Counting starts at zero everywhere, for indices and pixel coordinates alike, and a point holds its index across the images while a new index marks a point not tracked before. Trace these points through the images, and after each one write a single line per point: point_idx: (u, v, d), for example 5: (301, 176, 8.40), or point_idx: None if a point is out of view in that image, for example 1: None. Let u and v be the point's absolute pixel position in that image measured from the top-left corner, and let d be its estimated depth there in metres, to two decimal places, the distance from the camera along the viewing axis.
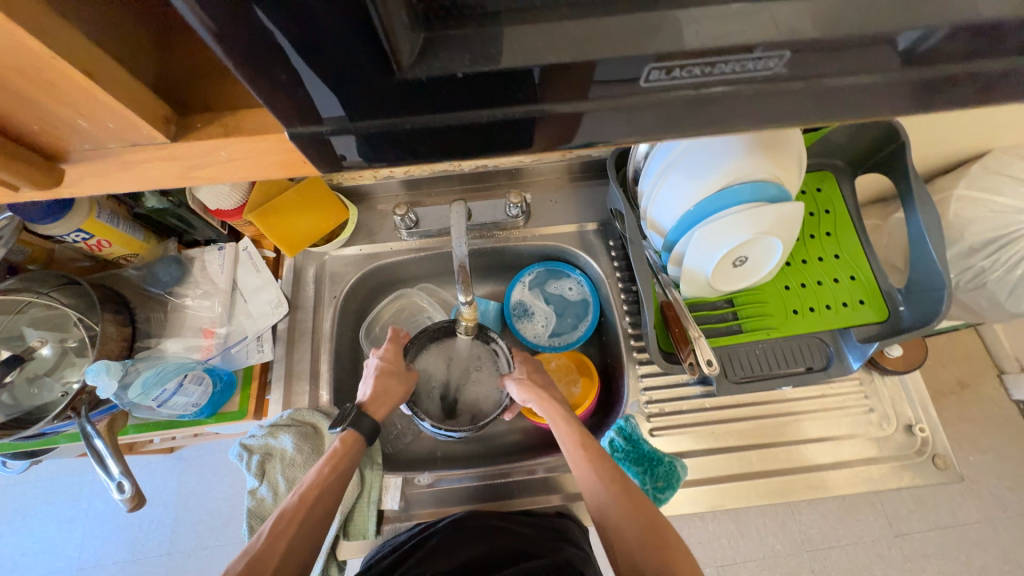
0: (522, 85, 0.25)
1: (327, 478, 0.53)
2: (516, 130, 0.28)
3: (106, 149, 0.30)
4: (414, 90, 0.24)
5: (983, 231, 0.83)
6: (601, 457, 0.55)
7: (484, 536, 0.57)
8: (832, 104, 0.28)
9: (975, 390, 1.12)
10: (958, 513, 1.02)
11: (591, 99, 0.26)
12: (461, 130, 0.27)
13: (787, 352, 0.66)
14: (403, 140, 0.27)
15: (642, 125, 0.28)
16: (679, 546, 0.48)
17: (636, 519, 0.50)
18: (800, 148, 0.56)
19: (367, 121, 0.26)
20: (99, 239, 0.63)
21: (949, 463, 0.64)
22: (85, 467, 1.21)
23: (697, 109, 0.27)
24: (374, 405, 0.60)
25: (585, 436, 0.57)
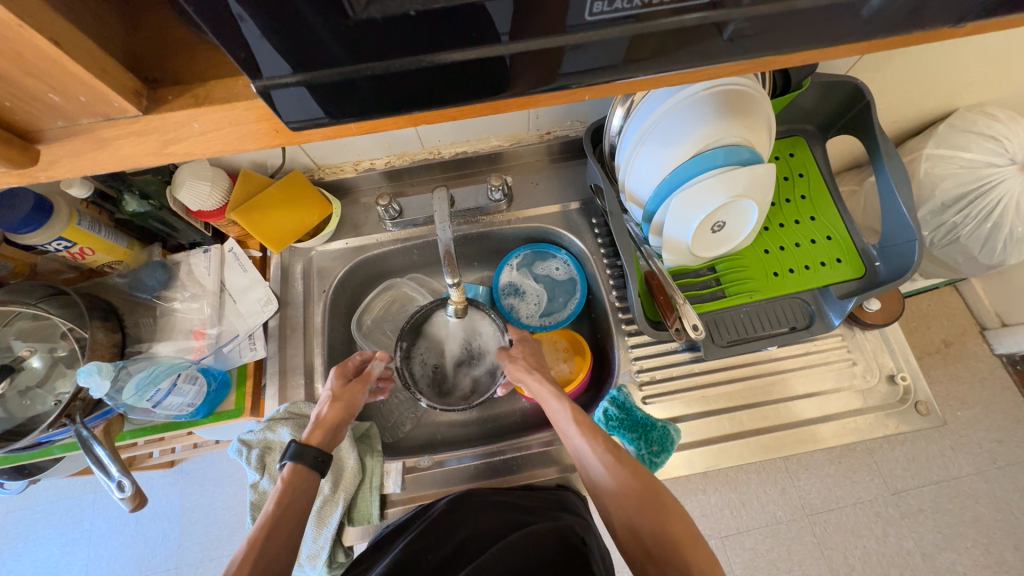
0: (480, 22, 0.24)
1: (279, 512, 0.50)
2: (483, 75, 0.27)
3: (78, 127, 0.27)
4: (369, 35, 0.23)
5: (953, 188, 0.85)
6: (596, 434, 0.55)
7: (482, 511, 0.57)
8: (800, 36, 0.28)
9: (959, 348, 1.16)
10: (950, 467, 1.05)
11: (554, 39, 0.26)
12: (422, 77, 0.26)
13: (770, 314, 0.68)
14: (360, 90, 0.26)
15: (606, 71, 0.29)
16: (678, 513, 0.50)
17: (634, 491, 0.51)
18: (769, 111, 0.57)
19: (320, 73, 0.24)
20: (81, 247, 0.63)
21: (932, 408, 0.66)
22: (86, 487, 1.21)
23: (662, 48, 0.27)
24: (317, 430, 0.58)
25: (579, 413, 0.58)
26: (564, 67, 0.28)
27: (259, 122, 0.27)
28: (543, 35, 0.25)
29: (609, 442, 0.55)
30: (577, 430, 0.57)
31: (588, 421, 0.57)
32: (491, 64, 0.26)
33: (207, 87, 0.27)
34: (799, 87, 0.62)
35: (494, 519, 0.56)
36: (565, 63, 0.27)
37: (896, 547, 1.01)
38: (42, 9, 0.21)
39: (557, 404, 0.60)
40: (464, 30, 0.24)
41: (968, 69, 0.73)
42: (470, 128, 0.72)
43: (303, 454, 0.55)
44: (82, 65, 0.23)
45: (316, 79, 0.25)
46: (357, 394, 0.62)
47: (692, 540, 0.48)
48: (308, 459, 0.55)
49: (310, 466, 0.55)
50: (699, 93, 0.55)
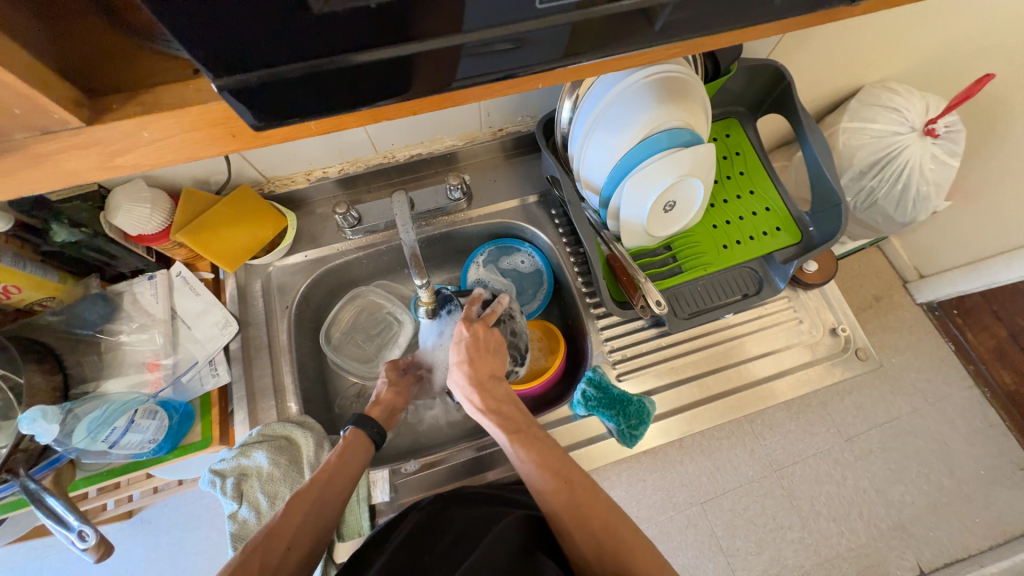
0: (417, 19, 0.24)
1: (335, 468, 0.57)
2: (419, 70, 0.27)
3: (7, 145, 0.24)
4: (307, 35, 0.23)
5: (868, 156, 0.95)
6: (547, 470, 0.54)
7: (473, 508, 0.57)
8: (735, 14, 0.31)
9: (887, 301, 1.29)
10: (891, 409, 1.16)
11: (498, 29, 0.26)
12: (360, 75, 0.26)
13: (724, 284, 0.73)
14: (298, 91, 0.26)
15: (552, 56, 0.30)
16: (635, 542, 0.50)
17: (589, 526, 0.51)
18: (703, 95, 0.61)
19: (250, 77, 0.24)
20: (5, 285, 0.57)
21: (870, 353, 0.73)
22: (31, 555, 1.09)
23: (609, 30, 0.29)
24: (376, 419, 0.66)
25: (527, 447, 0.57)
26: (521, 54, 0.28)
27: (213, 128, 0.26)
28: (481, 28, 0.26)
29: (550, 466, 0.55)
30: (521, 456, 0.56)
31: (529, 444, 0.57)
32: (428, 57, 0.26)
33: (155, 94, 0.25)
34: (727, 71, 0.67)
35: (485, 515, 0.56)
36: (516, 53, 0.28)
37: (854, 488, 1.10)
38: None
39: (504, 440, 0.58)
40: (400, 26, 0.24)
41: (870, 48, 0.82)
42: (424, 129, 0.72)
43: (364, 423, 0.61)
44: (17, 78, 0.21)
45: (250, 83, 0.24)
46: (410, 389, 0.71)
47: (638, 552, 0.49)
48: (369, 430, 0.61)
49: (369, 437, 0.61)
50: (637, 82, 0.58)
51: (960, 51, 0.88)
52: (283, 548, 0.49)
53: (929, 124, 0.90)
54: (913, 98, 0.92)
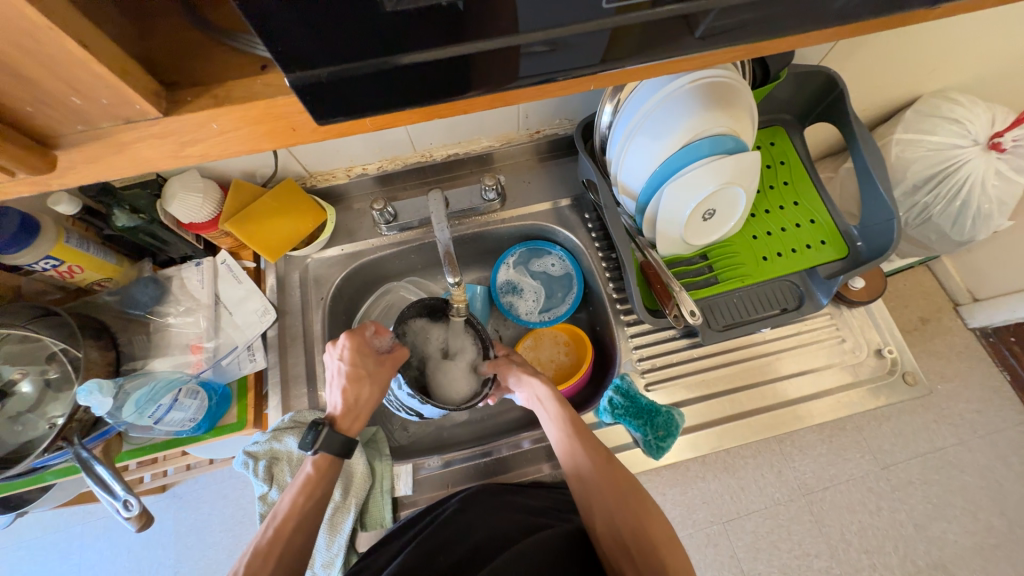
0: (469, 21, 0.25)
1: (303, 506, 0.54)
2: (470, 70, 0.27)
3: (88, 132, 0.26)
4: (363, 36, 0.24)
5: (923, 169, 0.90)
6: (589, 440, 0.58)
7: (496, 510, 0.57)
8: (807, 15, 0.30)
9: (935, 324, 1.21)
10: (935, 439, 1.09)
11: (551, 31, 0.26)
12: (412, 74, 0.26)
13: (762, 297, 0.70)
14: (351, 91, 0.26)
15: (603, 58, 0.29)
16: (660, 527, 0.53)
17: (620, 498, 0.54)
18: (751, 101, 0.60)
19: (313, 74, 0.25)
20: (70, 265, 0.61)
21: (918, 378, 0.69)
22: (73, 519, 1.16)
23: (671, 31, 0.29)
24: (344, 419, 0.59)
25: (572, 417, 0.61)
26: (581, 54, 0.28)
27: (277, 121, 0.27)
28: (530, 30, 0.26)
29: (596, 445, 0.58)
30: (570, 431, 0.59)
31: (578, 423, 0.60)
32: (477, 58, 0.27)
33: (226, 87, 0.26)
34: (777, 78, 0.65)
35: (508, 518, 0.56)
36: (569, 54, 0.28)
37: (890, 521, 1.04)
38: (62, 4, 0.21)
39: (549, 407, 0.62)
40: (451, 26, 0.25)
41: (931, 56, 0.78)
42: (462, 129, 0.73)
43: (331, 442, 0.57)
44: (109, 71, 0.22)
45: (308, 80, 0.25)
46: (388, 378, 0.62)
47: (659, 538, 0.52)
48: (337, 447, 0.57)
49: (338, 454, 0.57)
50: (683, 86, 0.57)
51: None
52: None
53: (994, 137, 0.85)
54: (977, 109, 0.87)
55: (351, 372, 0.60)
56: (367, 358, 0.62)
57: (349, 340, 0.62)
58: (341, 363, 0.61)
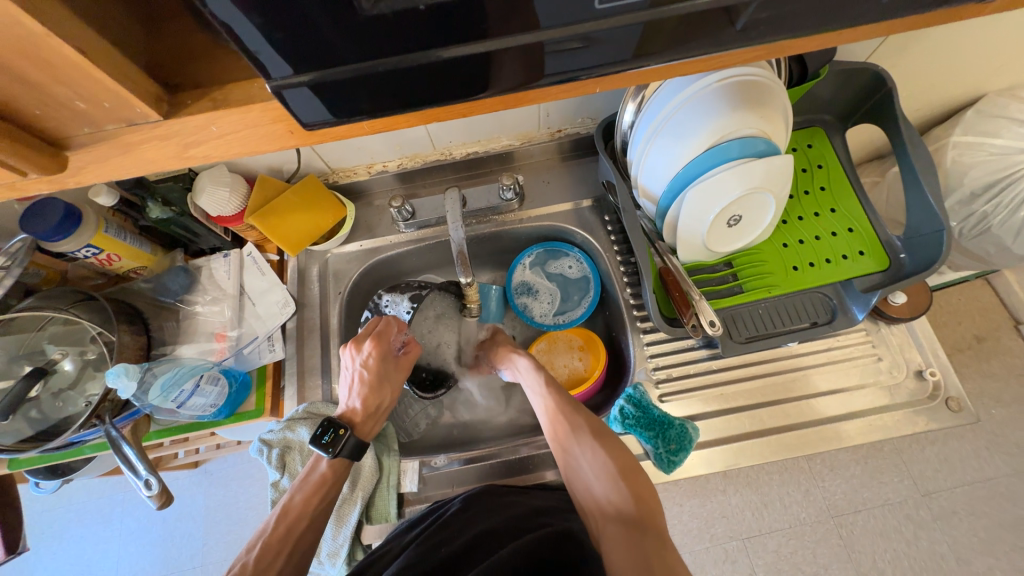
0: (471, 20, 0.24)
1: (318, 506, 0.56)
2: (479, 69, 0.26)
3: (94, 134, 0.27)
4: (371, 35, 0.23)
5: (983, 175, 0.83)
6: (566, 400, 0.63)
7: (497, 509, 0.57)
8: (831, 11, 0.27)
9: (993, 343, 1.14)
10: (985, 468, 1.02)
11: (551, 32, 0.25)
12: (428, 71, 0.26)
13: (791, 309, 0.66)
14: (366, 89, 0.26)
15: (612, 59, 0.28)
16: (634, 474, 0.56)
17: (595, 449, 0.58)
18: (785, 101, 0.56)
19: (326, 73, 0.25)
20: (108, 253, 0.65)
21: (964, 405, 0.64)
22: (116, 488, 1.25)
23: (679, 30, 0.27)
24: (357, 418, 0.62)
25: (551, 381, 0.66)
26: (583, 55, 0.27)
27: (274, 124, 0.27)
28: (532, 29, 0.25)
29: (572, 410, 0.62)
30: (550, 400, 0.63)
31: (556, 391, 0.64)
32: (463, 62, 0.26)
33: (224, 91, 0.27)
34: (816, 76, 0.61)
35: (508, 516, 0.55)
36: (578, 53, 0.27)
37: (928, 551, 0.98)
38: (58, 11, 0.21)
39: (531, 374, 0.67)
40: (447, 28, 0.24)
41: (997, 51, 0.71)
42: (482, 127, 0.72)
43: (345, 446, 0.58)
44: (109, 76, 0.23)
45: (323, 78, 0.25)
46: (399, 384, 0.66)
47: (633, 481, 0.55)
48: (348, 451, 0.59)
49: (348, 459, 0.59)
50: (711, 85, 0.54)
51: None
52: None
53: None
54: None
55: (372, 377, 0.63)
56: (386, 362, 0.65)
57: (370, 344, 0.64)
58: (363, 365, 0.63)
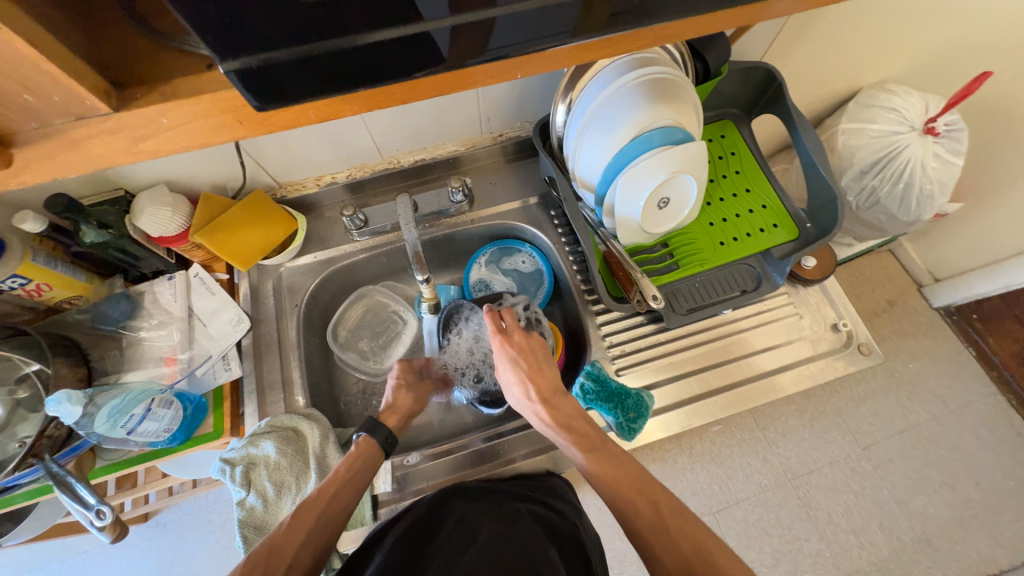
0: (405, 3, 0.25)
1: (345, 477, 0.57)
2: (411, 52, 0.27)
3: (34, 131, 0.27)
4: (321, 16, 0.24)
5: (869, 154, 0.96)
6: (635, 490, 0.52)
7: (477, 498, 0.60)
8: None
9: (901, 306, 1.30)
10: (910, 417, 1.16)
11: (468, 16, 0.27)
12: (366, 57, 0.27)
13: (722, 280, 0.74)
14: (316, 70, 0.26)
15: (533, 43, 0.30)
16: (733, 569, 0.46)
17: (685, 557, 0.47)
18: (693, 95, 0.63)
19: (281, 53, 0.25)
20: (37, 283, 0.62)
21: (872, 347, 0.73)
22: (54, 556, 1.13)
23: (590, 13, 0.29)
24: (389, 415, 0.67)
25: (607, 462, 0.55)
26: (509, 36, 0.29)
27: (221, 115, 0.28)
28: (457, 12, 0.26)
29: (649, 498, 0.52)
30: (613, 484, 0.53)
31: (626, 476, 0.54)
32: (399, 42, 0.27)
33: (173, 84, 0.28)
34: (718, 73, 0.69)
35: (490, 505, 0.58)
36: (504, 40, 0.29)
37: (872, 499, 1.09)
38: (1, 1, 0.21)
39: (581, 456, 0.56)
40: (382, 9, 0.25)
41: (864, 48, 0.83)
42: (428, 133, 0.76)
43: (376, 429, 0.62)
44: (60, 68, 0.24)
45: (264, 63, 0.25)
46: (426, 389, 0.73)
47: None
48: (380, 436, 0.62)
49: (381, 444, 0.61)
50: (629, 82, 0.60)
51: (959, 51, 0.89)
52: (285, 567, 0.47)
53: (928, 122, 0.91)
54: (912, 99, 0.93)
55: (398, 382, 0.71)
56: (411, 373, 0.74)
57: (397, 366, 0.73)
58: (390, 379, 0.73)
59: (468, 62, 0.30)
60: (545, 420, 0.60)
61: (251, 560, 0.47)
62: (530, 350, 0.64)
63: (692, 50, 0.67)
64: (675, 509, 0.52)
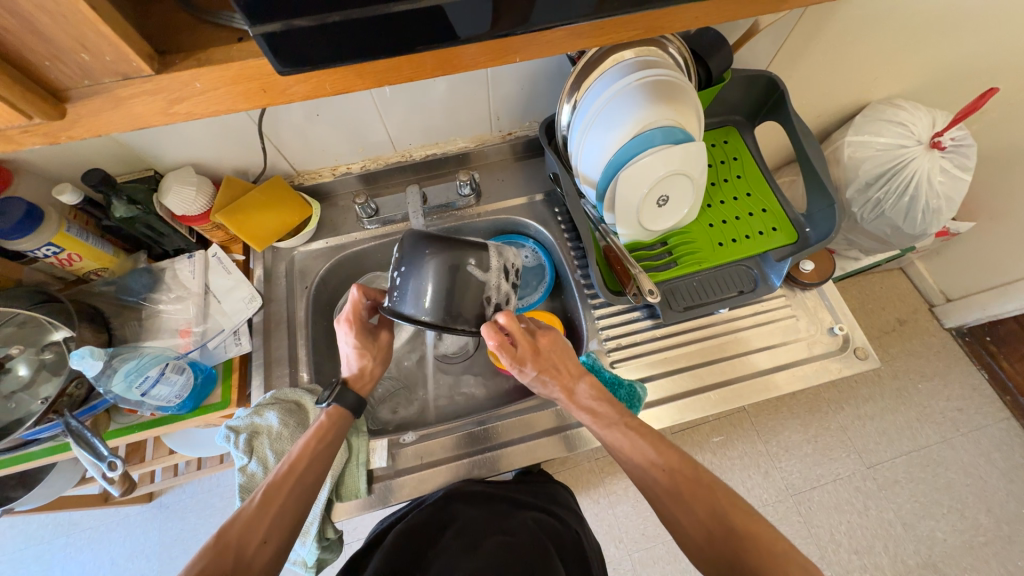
0: None
1: (316, 449, 0.58)
2: (422, 30, 0.30)
3: (83, 89, 0.30)
4: None
5: (874, 167, 0.97)
6: (657, 455, 0.54)
7: (478, 500, 0.64)
8: None
9: (912, 325, 1.29)
10: (918, 438, 1.14)
11: None
12: (379, 29, 0.29)
13: (719, 281, 0.75)
14: (335, 38, 0.29)
15: (531, 24, 0.32)
16: (751, 519, 0.47)
17: (704, 513, 0.48)
18: (695, 98, 0.65)
19: (303, 20, 0.28)
20: (69, 253, 0.66)
21: (868, 352, 0.73)
22: (63, 530, 1.17)
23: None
24: (355, 382, 0.66)
25: (627, 434, 0.56)
26: (510, 16, 0.31)
27: (248, 83, 0.32)
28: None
29: (666, 460, 0.53)
30: (633, 454, 0.55)
31: (643, 440, 0.55)
32: (410, 17, 0.29)
33: (208, 52, 0.31)
34: (720, 79, 0.72)
35: (489, 508, 0.63)
36: (509, 19, 0.32)
37: (878, 519, 1.07)
38: None
39: (604, 432, 0.57)
40: None
41: (870, 63, 0.85)
42: (439, 129, 0.79)
43: (342, 399, 0.63)
44: (114, 31, 0.27)
45: (290, 29, 0.28)
46: (385, 342, 0.69)
47: (753, 526, 0.46)
48: (348, 402, 0.63)
49: (347, 411, 0.63)
50: (632, 84, 0.62)
51: (969, 68, 0.90)
52: (258, 542, 0.49)
53: (934, 137, 0.93)
54: (920, 114, 0.94)
55: (358, 350, 0.65)
56: (368, 333, 0.66)
57: (350, 327, 0.64)
58: (346, 339, 0.65)
59: (472, 40, 0.32)
60: (565, 403, 0.60)
61: (219, 539, 0.48)
62: (550, 357, 0.60)
63: (696, 56, 0.70)
64: (694, 470, 0.52)
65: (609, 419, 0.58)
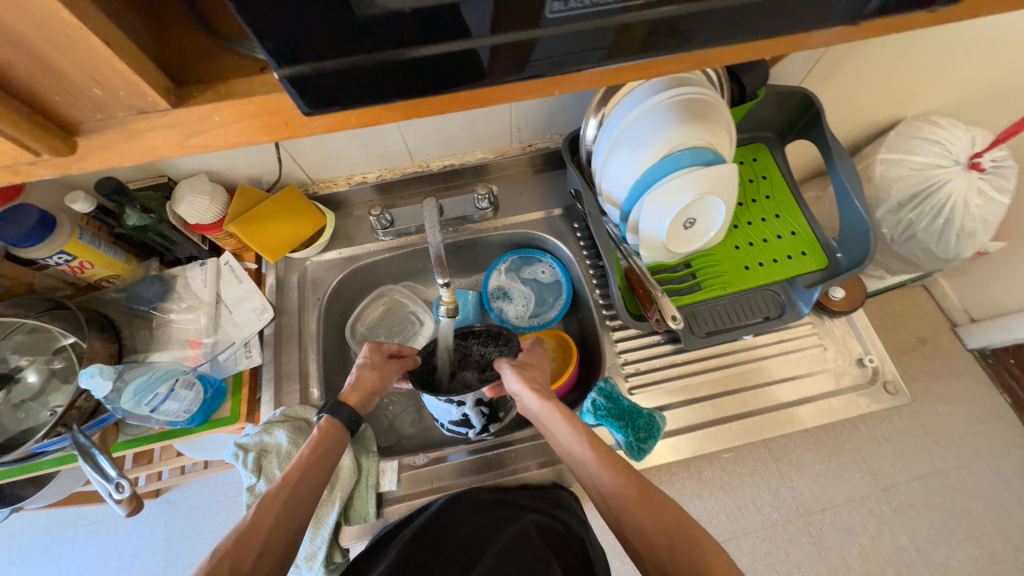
0: (453, 20, 0.26)
1: (310, 459, 0.55)
2: (457, 68, 0.28)
3: (96, 121, 0.28)
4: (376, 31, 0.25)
5: (906, 187, 0.94)
6: (618, 464, 0.53)
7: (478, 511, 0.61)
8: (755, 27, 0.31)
9: (934, 345, 1.25)
10: (935, 461, 1.10)
11: (514, 33, 0.27)
12: (412, 68, 0.27)
13: (745, 306, 0.72)
14: (364, 78, 0.27)
15: (573, 60, 0.30)
16: (712, 548, 0.45)
17: (661, 528, 0.47)
18: (728, 117, 0.62)
19: (332, 61, 0.26)
20: (81, 260, 0.65)
21: (899, 387, 0.70)
22: (70, 522, 1.18)
23: (635, 34, 0.29)
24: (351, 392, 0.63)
25: (592, 437, 0.56)
26: (551, 51, 0.29)
27: (267, 117, 0.30)
28: (507, 30, 0.27)
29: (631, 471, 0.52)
30: (596, 458, 0.53)
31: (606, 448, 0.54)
32: (445, 56, 0.27)
33: (228, 85, 0.29)
34: (754, 96, 0.68)
35: (489, 517, 0.60)
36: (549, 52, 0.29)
37: (892, 545, 1.04)
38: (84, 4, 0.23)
39: (566, 427, 0.57)
40: (433, 26, 0.26)
41: (908, 79, 0.81)
42: (457, 140, 0.77)
43: (339, 410, 0.61)
44: (129, 66, 0.26)
45: (318, 70, 0.26)
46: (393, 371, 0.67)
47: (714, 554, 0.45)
48: (344, 415, 0.61)
49: (345, 423, 0.60)
50: (662, 101, 0.60)
51: (1012, 86, 0.86)
52: (254, 557, 0.47)
53: (972, 158, 0.89)
54: (957, 133, 0.90)
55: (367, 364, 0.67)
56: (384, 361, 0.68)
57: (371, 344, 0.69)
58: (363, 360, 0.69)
59: (508, 76, 0.30)
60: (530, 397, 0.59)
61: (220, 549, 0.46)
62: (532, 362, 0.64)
63: (729, 71, 0.67)
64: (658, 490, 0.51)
65: (573, 418, 0.57)
